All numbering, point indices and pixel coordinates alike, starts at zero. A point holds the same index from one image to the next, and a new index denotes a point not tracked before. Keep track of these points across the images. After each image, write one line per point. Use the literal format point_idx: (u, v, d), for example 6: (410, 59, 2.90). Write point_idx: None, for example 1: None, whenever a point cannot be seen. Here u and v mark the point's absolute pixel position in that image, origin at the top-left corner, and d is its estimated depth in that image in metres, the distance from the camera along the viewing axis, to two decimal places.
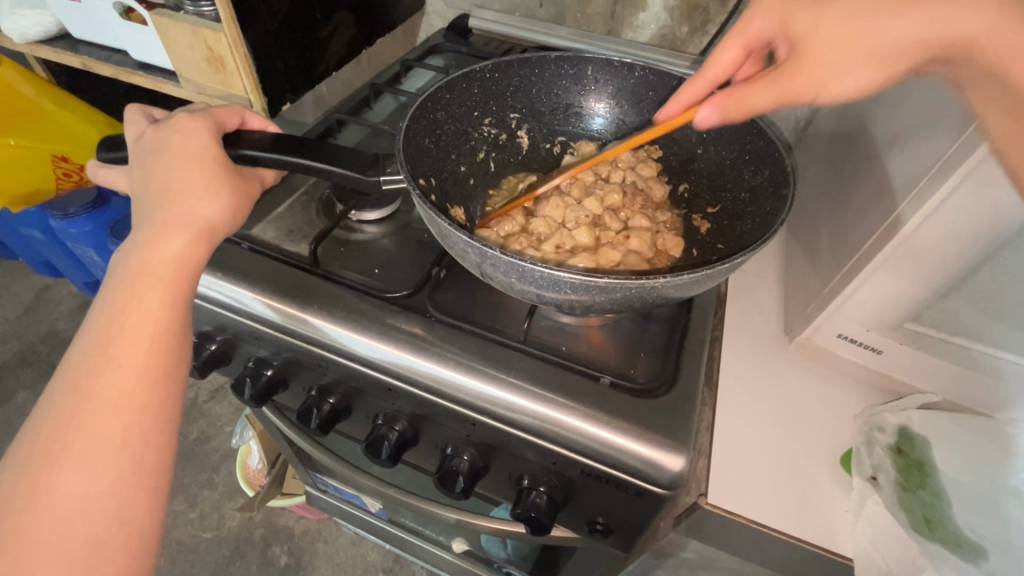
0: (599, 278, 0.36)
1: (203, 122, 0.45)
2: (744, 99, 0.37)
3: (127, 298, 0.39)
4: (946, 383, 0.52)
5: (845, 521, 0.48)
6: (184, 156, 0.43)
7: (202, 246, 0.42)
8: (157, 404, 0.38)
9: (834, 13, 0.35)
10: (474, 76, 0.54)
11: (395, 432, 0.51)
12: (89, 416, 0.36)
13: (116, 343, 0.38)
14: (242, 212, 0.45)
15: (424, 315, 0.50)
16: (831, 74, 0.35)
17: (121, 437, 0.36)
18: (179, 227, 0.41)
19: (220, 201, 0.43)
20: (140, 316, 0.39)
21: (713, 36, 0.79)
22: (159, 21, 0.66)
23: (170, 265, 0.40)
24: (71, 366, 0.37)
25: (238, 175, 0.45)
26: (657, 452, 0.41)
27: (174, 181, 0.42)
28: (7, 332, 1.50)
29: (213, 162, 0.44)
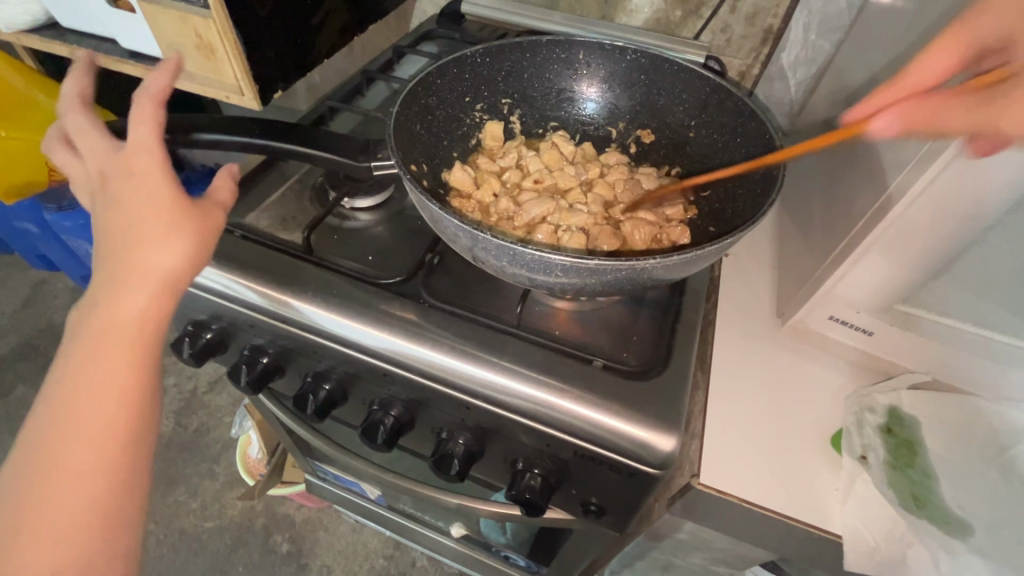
0: (589, 260, 0.36)
1: (150, 157, 0.43)
2: (937, 112, 0.32)
3: (89, 361, 0.39)
4: (937, 365, 0.53)
5: (834, 499, 0.48)
6: (137, 203, 0.42)
7: (164, 300, 0.41)
8: (126, 462, 0.39)
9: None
10: (465, 61, 0.54)
11: (390, 417, 0.51)
12: (62, 453, 0.37)
13: (80, 406, 0.38)
14: (209, 250, 0.44)
15: (418, 302, 0.50)
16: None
17: (91, 472, 0.38)
18: (137, 283, 0.40)
19: (180, 246, 0.41)
20: (101, 353, 0.39)
21: (706, 20, 0.78)
22: (148, 7, 0.63)
23: (128, 301, 0.40)
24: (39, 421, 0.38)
25: (197, 210, 0.43)
26: (648, 433, 0.42)
27: (130, 231, 0.41)
28: (8, 326, 1.54)
29: (167, 205, 0.42)
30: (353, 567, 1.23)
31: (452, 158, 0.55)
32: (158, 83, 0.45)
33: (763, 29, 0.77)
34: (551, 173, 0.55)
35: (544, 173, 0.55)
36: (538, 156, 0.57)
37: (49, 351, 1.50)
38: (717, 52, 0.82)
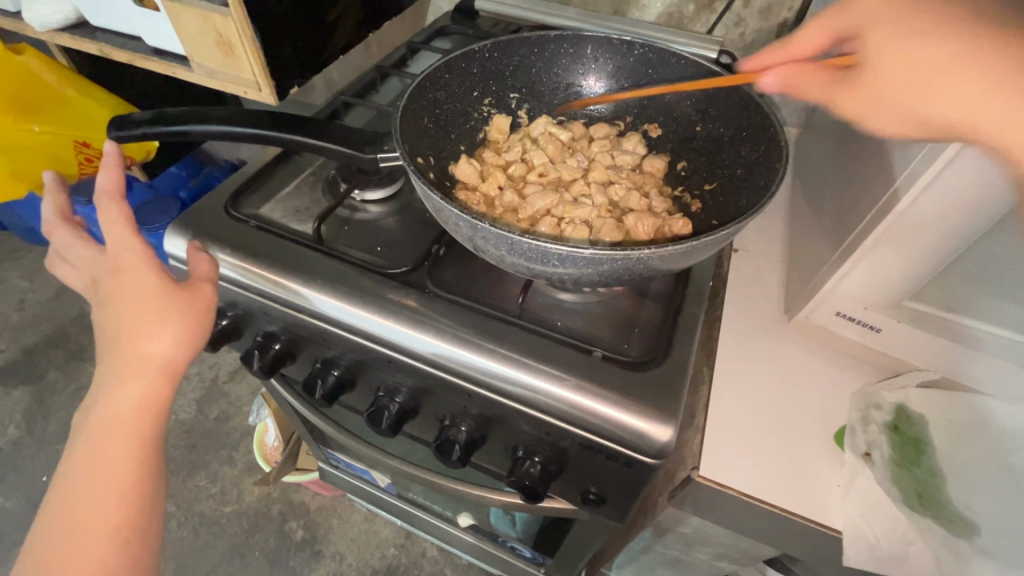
0: (584, 249, 0.37)
1: (134, 255, 0.45)
2: (800, 82, 0.41)
3: (94, 454, 0.43)
4: (947, 363, 0.52)
5: (836, 494, 0.48)
6: (127, 303, 0.44)
7: (163, 383, 0.45)
8: (130, 542, 0.43)
9: (910, 44, 0.35)
10: (474, 56, 0.55)
11: (395, 404, 0.53)
12: (82, 524, 0.42)
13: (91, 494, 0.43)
14: (205, 325, 0.46)
15: (423, 291, 0.51)
16: (865, 118, 0.39)
17: (111, 526, 0.43)
18: (134, 376, 0.43)
19: (173, 330, 0.44)
20: (109, 425, 0.44)
21: (720, 14, 0.78)
22: (171, 7, 0.65)
23: (132, 374, 0.44)
24: (56, 505, 0.43)
25: (186, 289, 0.46)
26: (646, 423, 0.42)
27: (122, 327, 0.44)
28: (42, 314, 1.61)
29: (152, 298, 0.44)
30: (365, 555, 1.26)
31: (459, 151, 0.56)
32: (111, 177, 0.47)
33: (777, 22, 0.76)
34: (556, 167, 0.55)
35: (548, 166, 0.55)
36: (542, 149, 0.57)
37: (80, 339, 1.56)
38: (731, 46, 0.81)
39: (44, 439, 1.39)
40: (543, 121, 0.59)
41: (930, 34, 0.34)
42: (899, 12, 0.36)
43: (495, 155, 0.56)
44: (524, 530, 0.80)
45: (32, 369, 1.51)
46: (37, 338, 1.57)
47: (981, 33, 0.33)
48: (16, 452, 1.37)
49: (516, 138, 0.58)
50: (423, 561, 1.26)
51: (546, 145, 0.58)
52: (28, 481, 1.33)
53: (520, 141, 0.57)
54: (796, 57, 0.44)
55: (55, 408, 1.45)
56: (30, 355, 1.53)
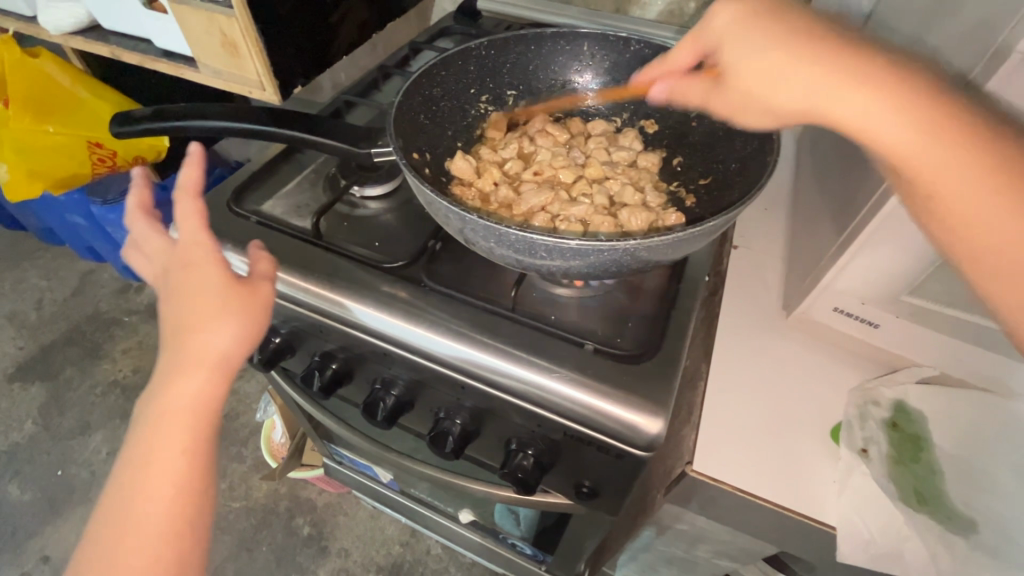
0: (570, 240, 0.37)
1: (203, 249, 0.44)
2: (688, 92, 0.47)
3: (150, 456, 0.41)
4: (947, 359, 0.51)
5: (831, 491, 0.48)
6: (192, 296, 0.43)
7: (219, 381, 0.43)
8: (181, 552, 0.41)
9: (759, 58, 0.39)
10: (470, 53, 0.55)
11: (391, 397, 0.54)
12: (133, 529, 0.40)
13: (143, 497, 0.41)
14: (261, 325, 0.44)
15: (419, 285, 0.51)
16: (735, 115, 0.43)
17: (160, 534, 0.40)
18: (192, 371, 0.42)
19: (231, 328, 0.42)
20: (167, 428, 0.41)
21: (722, 11, 0.78)
22: (178, 9, 0.66)
23: (197, 372, 0.42)
24: (108, 507, 0.41)
25: (246, 286, 0.44)
26: (635, 416, 0.42)
27: (183, 321, 0.42)
28: (59, 312, 1.65)
29: (218, 294, 0.43)
30: (370, 552, 1.27)
31: (455, 147, 0.56)
32: (192, 174, 0.46)
33: None
34: (552, 163, 0.56)
35: (544, 162, 0.55)
36: (538, 145, 0.58)
37: (95, 336, 1.60)
38: None
39: (59, 434, 1.42)
40: (540, 118, 0.60)
41: (762, 42, 0.39)
42: (743, 25, 0.41)
43: (491, 151, 0.57)
44: (528, 528, 0.80)
45: (48, 365, 1.55)
46: (54, 335, 1.60)
47: (814, 40, 0.37)
48: (33, 446, 1.41)
49: (513, 135, 0.59)
50: (427, 559, 1.26)
51: (542, 141, 0.58)
52: (44, 475, 1.37)
53: (516, 138, 0.58)
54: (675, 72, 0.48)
55: (70, 404, 1.48)
56: (46, 352, 1.57)
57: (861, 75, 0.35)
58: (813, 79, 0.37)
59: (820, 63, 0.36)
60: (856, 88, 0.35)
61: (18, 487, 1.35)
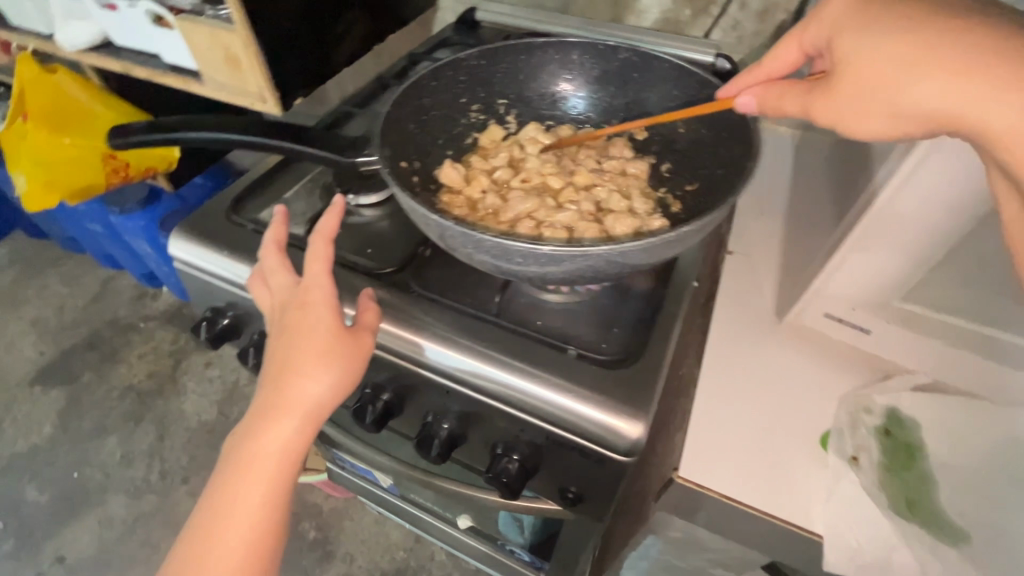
0: (543, 247, 0.37)
1: (322, 292, 0.43)
2: (779, 98, 0.41)
3: (237, 491, 0.41)
4: (939, 365, 0.51)
5: (818, 498, 0.47)
6: (302, 340, 0.42)
7: (307, 431, 0.42)
8: None
9: (882, 51, 0.34)
10: (460, 64, 0.56)
11: (381, 400, 0.54)
12: (212, 560, 0.41)
13: (220, 536, 0.41)
14: (358, 376, 0.43)
15: (407, 291, 0.52)
16: (839, 120, 0.37)
17: (236, 570, 0.41)
18: (286, 418, 0.41)
19: (331, 379, 0.41)
20: (258, 469, 0.41)
21: (716, 17, 0.78)
22: (183, 26, 0.69)
23: (299, 417, 0.41)
24: (189, 532, 0.42)
25: (354, 335, 0.43)
26: (613, 420, 0.43)
27: (288, 362, 0.41)
28: (78, 318, 1.70)
29: (328, 343, 0.41)
30: (375, 557, 1.28)
31: (445, 156, 0.57)
32: (330, 222, 0.46)
33: (774, 25, 0.76)
34: (540, 171, 0.56)
35: (532, 170, 0.56)
36: (527, 153, 0.58)
37: (113, 342, 1.64)
38: (729, 49, 0.81)
39: (77, 437, 1.46)
40: (529, 126, 0.60)
41: (896, 33, 0.34)
42: (862, 21, 0.36)
43: (481, 160, 0.58)
44: (533, 537, 0.81)
45: (67, 370, 1.59)
46: (73, 341, 1.65)
47: (949, 25, 0.32)
48: (51, 448, 1.45)
49: (502, 144, 0.60)
50: (431, 565, 1.26)
51: (532, 150, 0.59)
52: (61, 477, 1.41)
53: (506, 146, 0.58)
54: (769, 77, 0.46)
55: (87, 408, 1.52)
56: (66, 357, 1.62)
57: (980, 64, 0.30)
58: (952, 80, 0.31)
59: (965, 58, 0.31)
60: (979, 80, 0.30)
61: (37, 488, 1.39)
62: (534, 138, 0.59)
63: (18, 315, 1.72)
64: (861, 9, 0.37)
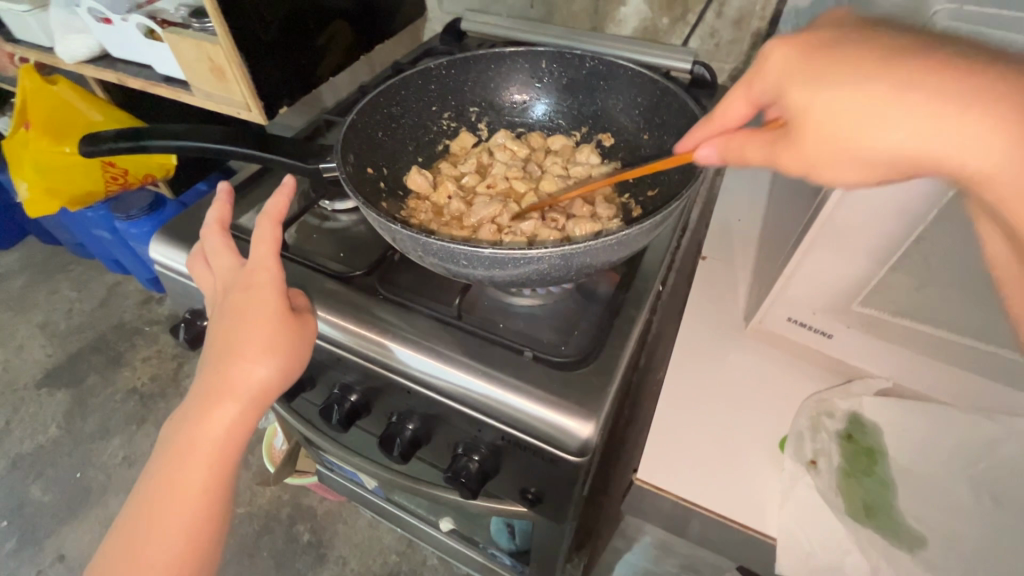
0: (485, 249, 0.39)
1: (266, 277, 0.45)
2: (743, 147, 0.36)
3: (185, 454, 0.44)
4: (901, 370, 0.51)
5: (774, 502, 0.47)
6: (246, 326, 0.44)
7: (252, 407, 0.45)
8: (200, 539, 0.45)
9: (846, 97, 0.29)
10: (430, 73, 0.58)
11: (348, 401, 0.56)
12: (162, 513, 0.44)
13: (169, 500, 0.44)
14: (301, 359, 0.46)
15: (373, 293, 0.54)
16: (815, 170, 0.32)
17: (185, 522, 0.45)
18: (230, 400, 0.44)
19: (275, 365, 0.44)
20: (206, 436, 0.44)
21: (693, 25, 0.79)
22: (171, 38, 0.72)
23: (244, 395, 0.44)
24: (141, 491, 0.46)
25: (296, 321, 0.46)
26: (563, 420, 0.43)
27: (232, 346, 0.44)
28: (85, 322, 1.75)
29: (272, 329, 0.44)
30: (367, 560, 1.29)
31: (415, 163, 0.58)
32: (277, 203, 0.47)
33: (751, 32, 0.77)
34: (506, 178, 0.57)
35: (498, 176, 0.57)
36: (495, 159, 0.60)
37: (118, 345, 1.68)
38: (707, 57, 0.82)
39: (81, 438, 1.50)
40: (499, 133, 0.62)
41: (862, 80, 0.28)
42: (811, 67, 0.31)
43: (450, 166, 0.59)
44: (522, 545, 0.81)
45: (74, 372, 1.63)
46: (80, 344, 1.69)
47: (920, 65, 0.27)
48: (56, 449, 1.48)
49: (472, 151, 0.61)
50: (423, 569, 1.27)
51: (500, 156, 0.60)
52: (64, 477, 1.44)
53: (475, 153, 0.60)
54: (724, 130, 0.39)
55: (92, 410, 1.55)
56: (72, 359, 1.66)
57: (952, 100, 0.26)
58: (928, 117, 0.27)
59: (952, 94, 0.26)
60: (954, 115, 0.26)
61: (41, 489, 1.42)
62: (504, 145, 0.61)
63: (28, 319, 1.76)
64: (807, 57, 0.31)
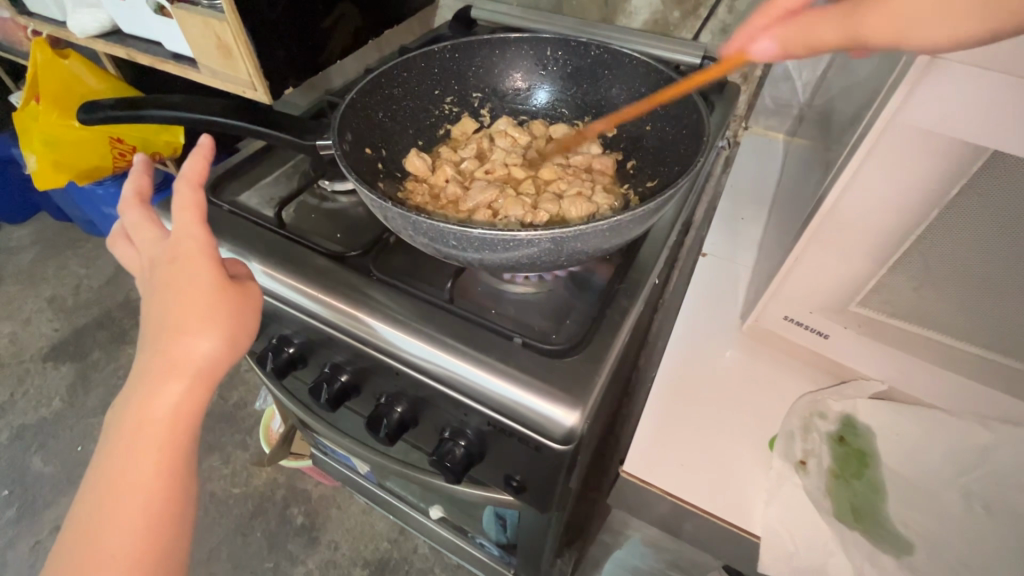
0: (474, 230, 0.38)
1: (196, 247, 0.46)
2: (812, 29, 0.32)
3: (136, 435, 0.45)
4: (897, 373, 0.50)
5: (761, 500, 0.47)
6: (181, 297, 0.45)
7: (199, 379, 0.46)
8: (168, 517, 0.45)
9: None
10: (433, 56, 0.58)
11: (338, 381, 0.56)
12: (121, 499, 0.44)
13: (124, 484, 0.44)
14: (245, 327, 0.48)
15: (366, 274, 0.53)
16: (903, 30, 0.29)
17: (151, 502, 0.44)
18: (178, 375, 0.44)
19: (216, 333, 0.45)
20: (154, 413, 0.45)
21: (705, 20, 0.78)
22: (179, 14, 0.72)
23: (188, 367, 0.45)
24: (96, 484, 0.45)
25: (233, 288, 0.47)
26: (552, 408, 0.43)
27: (173, 321, 0.45)
28: (92, 298, 1.76)
29: (210, 295, 0.45)
30: (359, 546, 1.29)
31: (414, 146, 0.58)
32: (197, 165, 0.49)
33: None
34: (505, 163, 0.57)
35: (498, 161, 0.57)
36: (496, 145, 0.59)
37: (123, 322, 1.70)
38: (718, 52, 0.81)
39: (83, 412, 1.52)
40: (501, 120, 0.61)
41: None
42: None
43: (450, 151, 0.58)
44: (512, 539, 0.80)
45: (78, 347, 1.65)
46: (85, 319, 1.71)
47: None
48: (58, 422, 1.50)
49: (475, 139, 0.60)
50: (413, 557, 1.27)
51: (501, 142, 0.59)
52: (65, 450, 1.45)
53: (476, 139, 0.59)
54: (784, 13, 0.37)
55: (94, 385, 1.57)
56: (77, 334, 1.68)
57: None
58: None
59: None
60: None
61: (41, 460, 1.43)
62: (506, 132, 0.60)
63: (37, 293, 1.78)
64: None
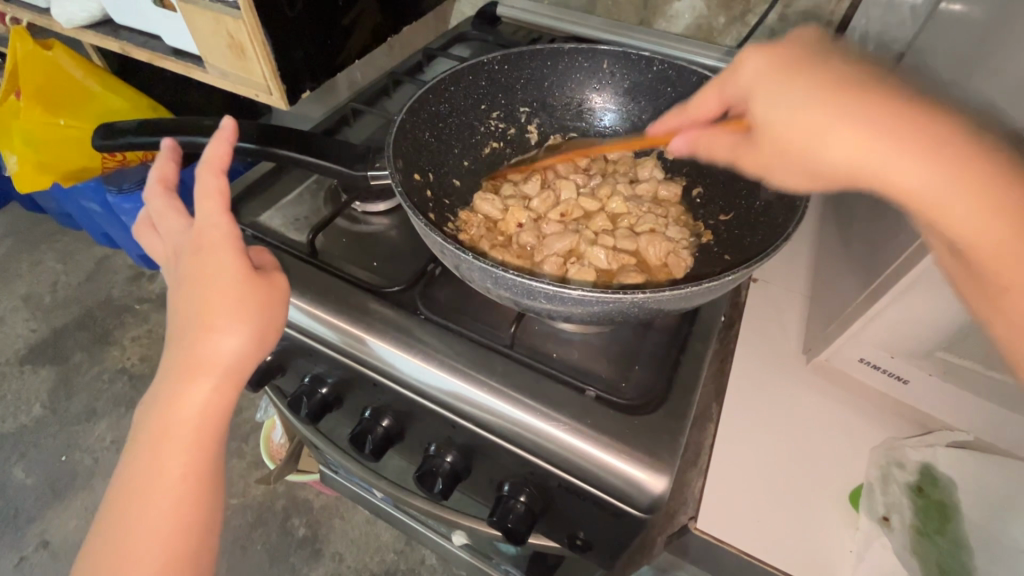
0: (573, 290, 0.34)
1: (220, 234, 0.40)
2: (708, 139, 0.42)
3: (158, 446, 0.39)
4: (984, 422, 0.47)
5: (846, 562, 0.44)
6: (205, 288, 0.39)
7: (229, 382, 0.40)
8: (192, 539, 0.40)
9: (799, 111, 0.33)
10: (482, 67, 0.53)
11: (380, 428, 0.52)
12: (142, 516, 0.39)
13: (145, 500, 0.39)
14: (276, 323, 0.42)
15: (413, 312, 0.49)
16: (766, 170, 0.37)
17: (174, 520, 0.39)
18: (203, 374, 0.39)
19: (245, 330, 0.39)
20: (179, 420, 0.39)
21: (753, 26, 0.74)
22: (184, 7, 0.65)
23: (215, 370, 0.39)
24: (115, 494, 0.40)
25: (264, 279, 0.41)
26: (640, 473, 0.39)
27: (198, 314, 0.39)
28: (71, 296, 1.66)
29: (237, 288, 0.39)
30: (364, 558, 1.25)
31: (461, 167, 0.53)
32: (221, 148, 0.41)
33: None
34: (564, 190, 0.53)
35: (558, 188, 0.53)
36: (551, 168, 0.55)
37: (106, 323, 1.61)
38: None
39: (66, 419, 1.43)
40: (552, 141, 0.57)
41: (799, 95, 0.33)
42: (777, 79, 0.35)
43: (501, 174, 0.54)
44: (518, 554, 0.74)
45: (57, 350, 1.55)
46: (65, 320, 1.61)
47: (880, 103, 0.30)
48: (39, 430, 1.42)
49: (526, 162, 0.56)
50: (421, 568, 1.24)
51: (556, 164, 0.55)
52: (48, 459, 1.38)
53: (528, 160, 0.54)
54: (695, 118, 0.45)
55: (77, 390, 1.49)
56: (56, 336, 1.58)
57: (909, 132, 0.29)
58: (894, 150, 0.29)
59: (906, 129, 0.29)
60: (903, 151, 0.29)
61: (22, 471, 1.35)
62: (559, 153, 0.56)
63: (11, 291, 1.68)
64: (778, 66, 0.36)
